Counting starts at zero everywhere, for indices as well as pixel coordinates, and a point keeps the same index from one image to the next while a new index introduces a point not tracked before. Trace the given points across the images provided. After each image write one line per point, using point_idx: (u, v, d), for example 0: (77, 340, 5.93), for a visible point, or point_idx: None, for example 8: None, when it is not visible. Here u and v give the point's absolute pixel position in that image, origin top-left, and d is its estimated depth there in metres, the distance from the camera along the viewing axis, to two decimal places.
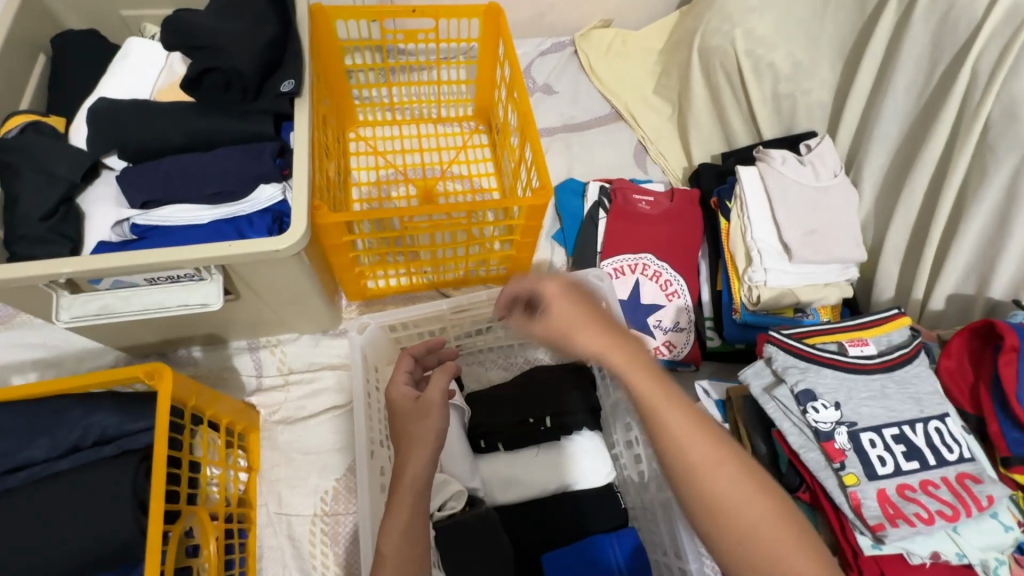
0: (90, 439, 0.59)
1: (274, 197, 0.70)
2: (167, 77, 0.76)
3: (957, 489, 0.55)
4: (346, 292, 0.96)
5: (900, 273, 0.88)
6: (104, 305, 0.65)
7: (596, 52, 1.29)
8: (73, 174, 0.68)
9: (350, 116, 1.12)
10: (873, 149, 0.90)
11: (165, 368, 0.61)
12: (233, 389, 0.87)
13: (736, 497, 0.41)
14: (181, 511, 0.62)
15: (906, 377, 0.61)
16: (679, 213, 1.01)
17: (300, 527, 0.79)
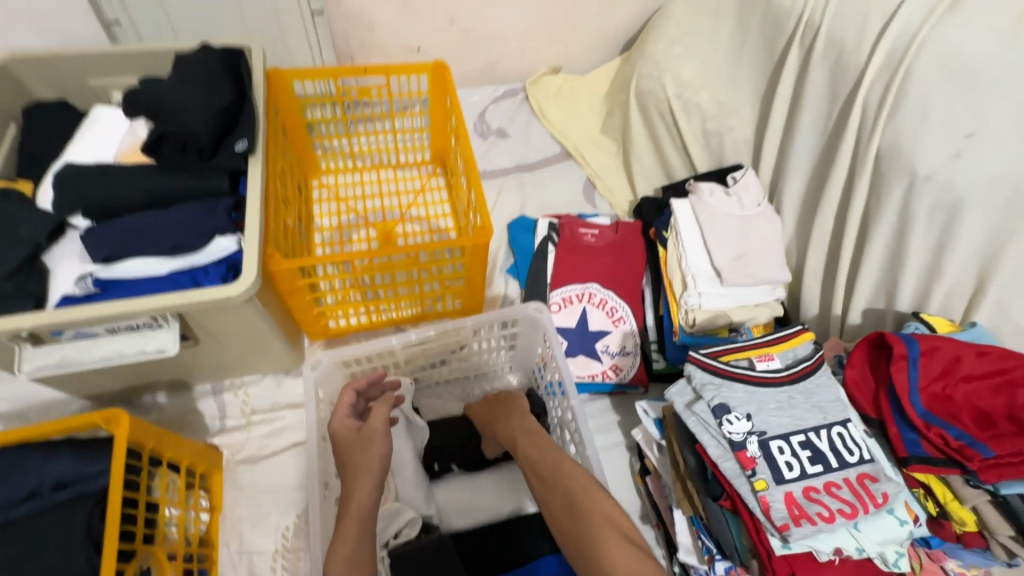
0: (47, 485, 0.62)
1: (230, 249, 0.75)
2: (130, 140, 0.82)
3: (857, 488, 0.60)
4: (309, 333, 1.00)
5: (822, 291, 0.95)
6: (64, 356, 0.68)
7: (545, 97, 1.38)
8: (37, 235, 0.72)
9: (313, 165, 1.19)
10: (790, 179, 0.98)
11: (122, 414, 0.64)
12: (197, 431, 0.90)
13: (584, 489, 0.65)
14: (136, 551, 0.64)
15: (811, 388, 0.66)
16: (622, 244, 1.07)
17: (261, 565, 0.81)
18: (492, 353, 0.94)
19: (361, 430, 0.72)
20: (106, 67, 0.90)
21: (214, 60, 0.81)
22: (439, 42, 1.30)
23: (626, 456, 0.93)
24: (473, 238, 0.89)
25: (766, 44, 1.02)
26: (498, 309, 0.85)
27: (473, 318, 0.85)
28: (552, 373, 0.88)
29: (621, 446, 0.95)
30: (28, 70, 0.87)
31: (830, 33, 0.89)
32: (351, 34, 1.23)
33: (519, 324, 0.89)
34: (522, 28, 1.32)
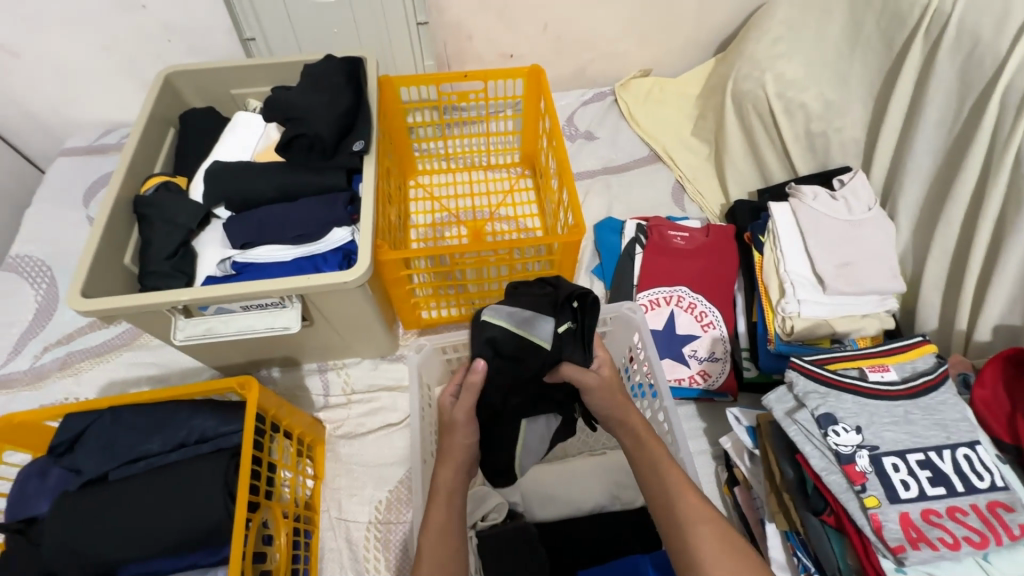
0: (194, 437, 0.71)
1: (344, 238, 0.83)
2: (264, 142, 0.93)
3: (987, 517, 0.55)
4: (404, 322, 1.06)
5: (942, 304, 0.87)
6: (209, 327, 0.78)
7: (636, 100, 1.38)
8: (191, 222, 0.84)
9: (411, 166, 1.27)
10: (908, 182, 0.91)
11: (253, 380, 0.73)
12: (305, 405, 0.99)
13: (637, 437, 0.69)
14: (260, 503, 0.72)
15: (932, 404, 0.62)
16: (714, 248, 1.05)
17: (356, 532, 0.88)
18: None
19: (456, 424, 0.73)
20: (246, 77, 1.03)
21: (338, 70, 0.90)
22: (533, 49, 1.35)
23: (712, 465, 0.91)
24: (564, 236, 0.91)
25: (884, 39, 0.95)
26: None
27: None
28: (641, 375, 0.88)
29: (707, 454, 0.92)
30: (185, 81, 1.01)
31: (962, 25, 0.82)
32: (451, 43, 1.30)
33: (610, 323, 0.90)
34: (615, 32, 1.33)
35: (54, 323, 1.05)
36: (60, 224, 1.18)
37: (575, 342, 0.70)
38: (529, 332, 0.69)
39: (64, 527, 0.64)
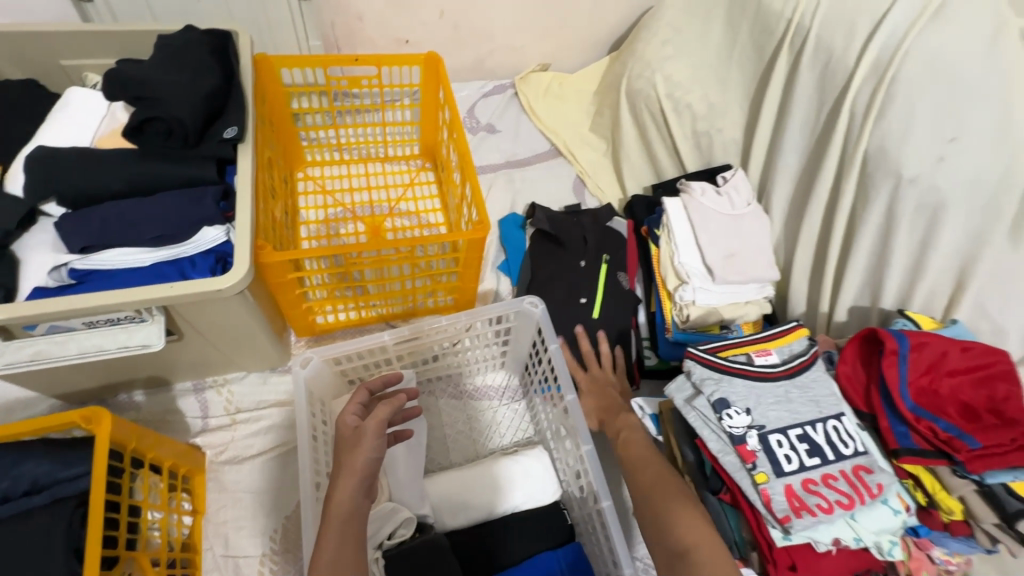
0: (20, 489, 0.58)
1: (217, 239, 0.72)
2: (108, 124, 0.78)
3: (853, 480, 0.62)
4: (295, 329, 0.96)
5: (809, 289, 0.98)
6: (38, 351, 0.64)
7: (534, 94, 1.37)
8: (8, 222, 0.68)
9: (298, 156, 1.15)
10: (778, 179, 1.00)
11: (103, 412, 0.61)
12: (177, 431, 0.86)
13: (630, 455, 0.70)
14: (119, 557, 0.61)
15: (807, 382, 0.68)
16: (614, 245, 1.07)
17: (248, 569, 0.78)
18: (484, 349, 0.94)
19: (381, 436, 0.67)
20: (78, 46, 0.85)
21: (199, 43, 0.78)
22: (429, 35, 1.28)
23: None
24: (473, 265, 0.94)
25: (755, 47, 1.03)
26: (494, 304, 0.83)
27: (468, 313, 0.83)
28: (546, 370, 0.87)
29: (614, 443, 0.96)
30: None
31: (819, 38, 0.90)
32: (338, 23, 1.19)
33: (513, 319, 0.87)
34: (512, 25, 1.31)
35: None
36: None
37: (565, 254, 1.05)
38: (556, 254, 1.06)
39: None
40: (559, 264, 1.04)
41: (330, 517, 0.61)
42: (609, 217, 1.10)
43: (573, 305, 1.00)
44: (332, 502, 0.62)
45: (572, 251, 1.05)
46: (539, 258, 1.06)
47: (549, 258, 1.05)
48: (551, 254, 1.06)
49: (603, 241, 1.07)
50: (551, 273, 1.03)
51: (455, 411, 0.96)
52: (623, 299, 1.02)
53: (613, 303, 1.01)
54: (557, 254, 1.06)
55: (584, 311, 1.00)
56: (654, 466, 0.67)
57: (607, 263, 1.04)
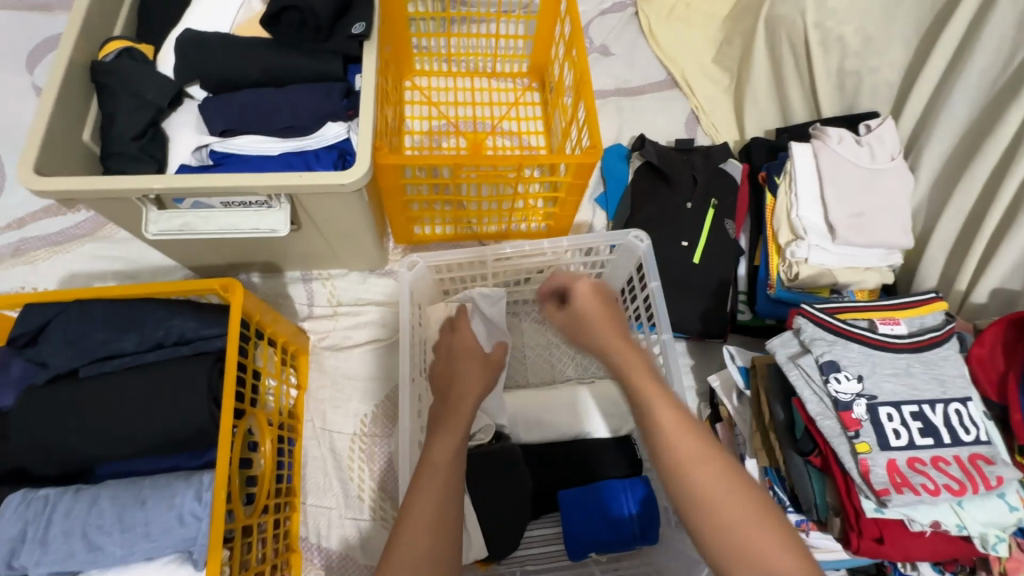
0: (171, 338, 0.66)
1: (339, 135, 0.74)
2: (246, 13, 0.80)
3: (968, 467, 0.58)
4: (395, 235, 1.00)
5: (945, 263, 0.88)
6: (185, 223, 0.71)
7: (656, 15, 1.25)
8: (161, 100, 0.73)
9: (408, 64, 1.14)
10: (936, 134, 0.87)
11: (237, 283, 0.67)
12: (287, 313, 0.94)
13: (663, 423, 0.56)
14: (244, 411, 0.69)
15: (934, 359, 0.63)
16: (724, 191, 1.00)
17: (341, 443, 0.87)
18: None
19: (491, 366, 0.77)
20: None
21: None
22: None
23: (695, 401, 0.93)
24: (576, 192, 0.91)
25: None
26: (597, 234, 0.82)
27: (569, 239, 0.82)
28: (639, 308, 0.86)
29: (692, 390, 0.95)
30: None
31: None
32: None
33: (613, 253, 0.86)
34: None
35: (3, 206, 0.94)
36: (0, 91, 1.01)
37: (670, 192, 1.00)
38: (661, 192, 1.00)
39: (34, 426, 0.60)
40: (662, 202, 0.99)
41: (462, 415, 0.68)
42: (723, 158, 1.02)
43: (673, 247, 0.96)
44: (459, 403, 0.69)
45: (678, 190, 0.99)
46: (642, 194, 1.01)
47: (652, 194, 1.00)
48: (656, 192, 1.01)
49: (713, 182, 1.00)
50: (653, 211, 0.99)
51: (536, 336, 0.98)
52: (726, 247, 0.96)
53: (715, 250, 0.96)
54: (661, 191, 1.00)
55: (684, 253, 0.96)
56: (696, 436, 0.55)
57: (714, 207, 0.98)
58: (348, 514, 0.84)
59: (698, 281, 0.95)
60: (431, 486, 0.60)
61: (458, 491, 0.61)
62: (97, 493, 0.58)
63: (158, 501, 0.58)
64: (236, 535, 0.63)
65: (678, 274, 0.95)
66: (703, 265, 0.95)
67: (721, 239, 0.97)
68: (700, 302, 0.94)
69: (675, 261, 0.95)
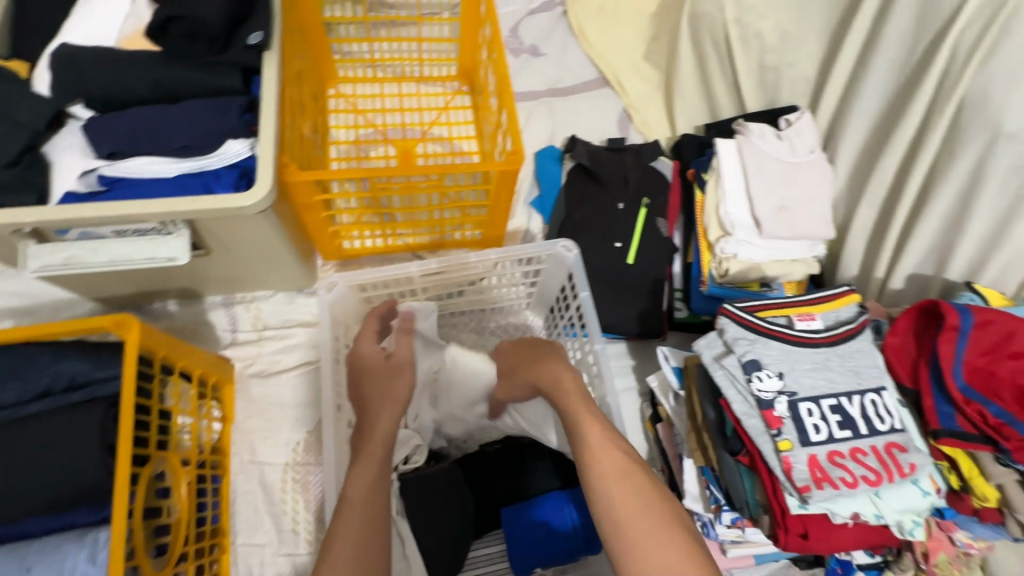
0: (60, 384, 0.61)
1: (241, 153, 0.70)
2: (133, 24, 0.74)
3: (884, 457, 0.59)
4: (322, 252, 0.96)
5: (865, 251, 0.90)
6: (70, 257, 0.65)
7: (586, 13, 1.23)
8: (37, 122, 0.67)
9: (329, 71, 1.10)
10: (851, 126, 0.90)
11: (133, 319, 0.62)
12: (208, 341, 0.89)
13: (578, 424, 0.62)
14: (151, 456, 0.64)
15: (849, 351, 0.64)
16: (656, 189, 1.00)
17: (272, 475, 0.83)
18: (511, 288, 0.92)
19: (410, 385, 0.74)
20: None
21: None
22: None
23: (638, 402, 0.93)
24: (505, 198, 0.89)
25: None
26: (526, 244, 0.80)
27: (498, 251, 0.80)
28: (573, 315, 0.85)
29: (634, 391, 0.94)
30: None
31: None
32: None
33: (544, 261, 0.84)
34: None
35: None
36: None
37: (600, 192, 0.99)
38: (591, 192, 1.00)
39: None
40: (594, 204, 0.99)
41: (371, 442, 0.66)
42: (653, 156, 1.02)
43: (607, 250, 0.96)
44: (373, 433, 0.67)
45: (610, 191, 0.99)
46: (576, 196, 1.00)
47: (583, 196, 1.00)
48: (584, 193, 1.00)
49: (644, 180, 0.99)
50: (585, 214, 0.98)
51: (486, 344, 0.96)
52: (660, 248, 0.96)
53: (649, 251, 0.96)
54: (592, 193, 1.00)
55: (618, 255, 0.95)
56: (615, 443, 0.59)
57: (647, 206, 0.98)
58: (282, 549, 0.79)
59: (635, 284, 0.94)
60: (350, 527, 0.58)
61: (385, 521, 0.61)
62: None
63: (45, 568, 0.54)
64: None
65: (613, 278, 0.95)
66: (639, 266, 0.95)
67: (655, 237, 0.97)
68: (637, 305, 0.94)
69: (610, 264, 0.95)
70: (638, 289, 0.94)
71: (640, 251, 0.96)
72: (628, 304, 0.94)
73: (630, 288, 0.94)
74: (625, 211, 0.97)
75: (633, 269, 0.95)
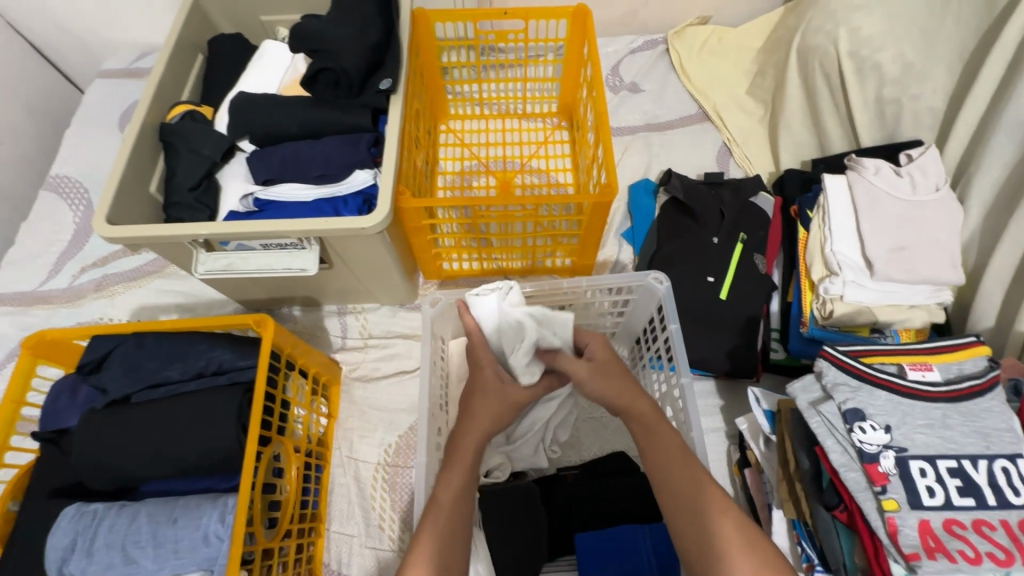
0: (211, 368, 0.72)
1: (366, 181, 0.80)
2: (291, 75, 0.89)
3: (1017, 535, 0.53)
4: (424, 271, 1.05)
5: (1003, 301, 0.80)
6: (229, 263, 0.79)
7: (688, 51, 1.25)
8: (215, 154, 0.83)
9: (443, 109, 1.21)
10: (987, 164, 0.81)
11: (269, 319, 0.73)
12: (322, 345, 1.00)
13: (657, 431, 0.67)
14: (272, 439, 0.74)
15: (975, 411, 0.58)
16: (754, 225, 0.97)
17: (365, 472, 0.90)
18: (599, 316, 0.93)
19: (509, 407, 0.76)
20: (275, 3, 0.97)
21: None
22: None
23: (725, 444, 0.89)
24: (597, 227, 0.91)
25: None
26: (617, 274, 0.81)
27: (589, 280, 0.82)
28: (660, 347, 0.84)
29: (721, 432, 0.90)
30: (215, 6, 0.96)
31: None
32: None
33: (634, 292, 0.85)
34: None
35: (91, 246, 1.08)
36: (94, 146, 1.16)
37: (693, 225, 0.98)
38: (684, 225, 0.99)
39: (90, 444, 0.68)
40: (686, 238, 0.98)
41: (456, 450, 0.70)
42: (754, 191, 1.00)
43: (699, 284, 0.94)
44: (460, 437, 0.71)
45: (704, 226, 0.97)
46: (668, 228, 1.00)
47: (675, 229, 0.99)
48: (677, 226, 1.00)
49: (740, 216, 0.98)
50: (677, 247, 0.97)
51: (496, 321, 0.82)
52: (756, 285, 0.93)
53: (744, 289, 0.93)
54: (686, 226, 0.99)
55: (711, 291, 0.93)
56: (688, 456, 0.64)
57: (743, 242, 0.96)
58: (368, 542, 0.86)
59: (727, 321, 0.91)
60: (435, 524, 0.62)
61: (463, 525, 0.64)
62: (137, 511, 0.65)
63: (188, 520, 0.64)
64: (256, 556, 0.68)
65: (704, 313, 0.92)
66: (731, 303, 0.92)
67: (751, 274, 0.94)
68: (731, 343, 0.90)
69: (701, 298, 0.93)
70: (731, 327, 0.91)
71: (734, 289, 0.93)
72: (718, 340, 0.91)
73: (721, 325, 0.92)
74: (720, 246, 0.96)
75: (726, 306, 0.92)
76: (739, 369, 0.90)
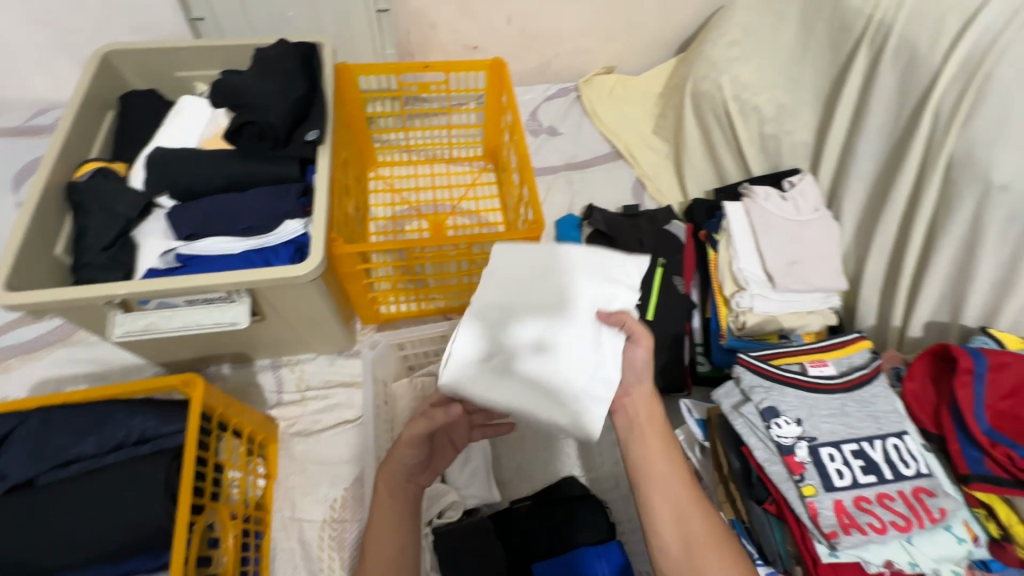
0: (132, 437, 0.67)
1: (297, 231, 0.80)
2: (212, 128, 0.89)
3: (912, 502, 0.60)
4: (362, 317, 1.04)
5: (880, 302, 0.92)
6: (150, 323, 0.75)
7: (598, 96, 1.37)
8: (131, 212, 0.79)
9: (371, 157, 1.24)
10: (851, 185, 0.95)
11: (198, 377, 0.70)
12: (255, 402, 0.95)
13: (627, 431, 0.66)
14: (206, 506, 0.69)
15: (866, 398, 0.66)
16: (671, 250, 1.05)
17: (310, 532, 0.86)
18: None
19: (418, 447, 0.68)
20: (191, 60, 0.96)
21: (291, 54, 0.86)
22: (498, 41, 1.30)
23: None
24: None
25: (833, 47, 0.98)
26: None
27: None
28: None
29: None
30: (126, 63, 0.94)
31: (903, 36, 0.85)
32: (413, 31, 1.23)
33: None
34: (580, 26, 1.29)
35: None
36: None
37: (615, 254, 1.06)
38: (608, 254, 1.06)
39: None
40: None
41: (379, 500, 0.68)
42: (667, 220, 1.09)
43: None
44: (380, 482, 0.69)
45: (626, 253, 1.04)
46: None
47: None
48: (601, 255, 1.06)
49: (656, 241, 1.06)
50: None
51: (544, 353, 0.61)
52: (677, 304, 1.00)
53: (668, 309, 0.99)
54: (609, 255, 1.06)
55: (638, 313, 0.99)
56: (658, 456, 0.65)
57: (662, 266, 1.03)
58: None
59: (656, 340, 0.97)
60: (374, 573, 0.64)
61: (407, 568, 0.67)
62: None
63: None
64: None
65: None
66: (658, 323, 0.98)
67: (672, 294, 1.01)
68: (661, 360, 0.96)
69: None
70: (660, 345, 0.97)
71: (660, 310, 0.99)
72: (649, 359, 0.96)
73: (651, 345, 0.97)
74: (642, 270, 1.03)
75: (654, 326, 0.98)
76: (671, 383, 0.96)
